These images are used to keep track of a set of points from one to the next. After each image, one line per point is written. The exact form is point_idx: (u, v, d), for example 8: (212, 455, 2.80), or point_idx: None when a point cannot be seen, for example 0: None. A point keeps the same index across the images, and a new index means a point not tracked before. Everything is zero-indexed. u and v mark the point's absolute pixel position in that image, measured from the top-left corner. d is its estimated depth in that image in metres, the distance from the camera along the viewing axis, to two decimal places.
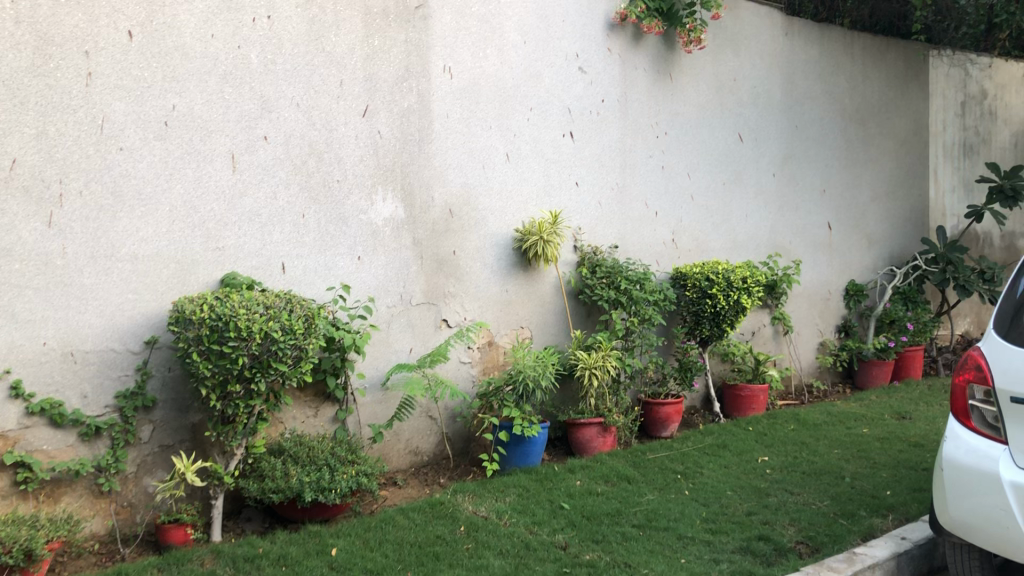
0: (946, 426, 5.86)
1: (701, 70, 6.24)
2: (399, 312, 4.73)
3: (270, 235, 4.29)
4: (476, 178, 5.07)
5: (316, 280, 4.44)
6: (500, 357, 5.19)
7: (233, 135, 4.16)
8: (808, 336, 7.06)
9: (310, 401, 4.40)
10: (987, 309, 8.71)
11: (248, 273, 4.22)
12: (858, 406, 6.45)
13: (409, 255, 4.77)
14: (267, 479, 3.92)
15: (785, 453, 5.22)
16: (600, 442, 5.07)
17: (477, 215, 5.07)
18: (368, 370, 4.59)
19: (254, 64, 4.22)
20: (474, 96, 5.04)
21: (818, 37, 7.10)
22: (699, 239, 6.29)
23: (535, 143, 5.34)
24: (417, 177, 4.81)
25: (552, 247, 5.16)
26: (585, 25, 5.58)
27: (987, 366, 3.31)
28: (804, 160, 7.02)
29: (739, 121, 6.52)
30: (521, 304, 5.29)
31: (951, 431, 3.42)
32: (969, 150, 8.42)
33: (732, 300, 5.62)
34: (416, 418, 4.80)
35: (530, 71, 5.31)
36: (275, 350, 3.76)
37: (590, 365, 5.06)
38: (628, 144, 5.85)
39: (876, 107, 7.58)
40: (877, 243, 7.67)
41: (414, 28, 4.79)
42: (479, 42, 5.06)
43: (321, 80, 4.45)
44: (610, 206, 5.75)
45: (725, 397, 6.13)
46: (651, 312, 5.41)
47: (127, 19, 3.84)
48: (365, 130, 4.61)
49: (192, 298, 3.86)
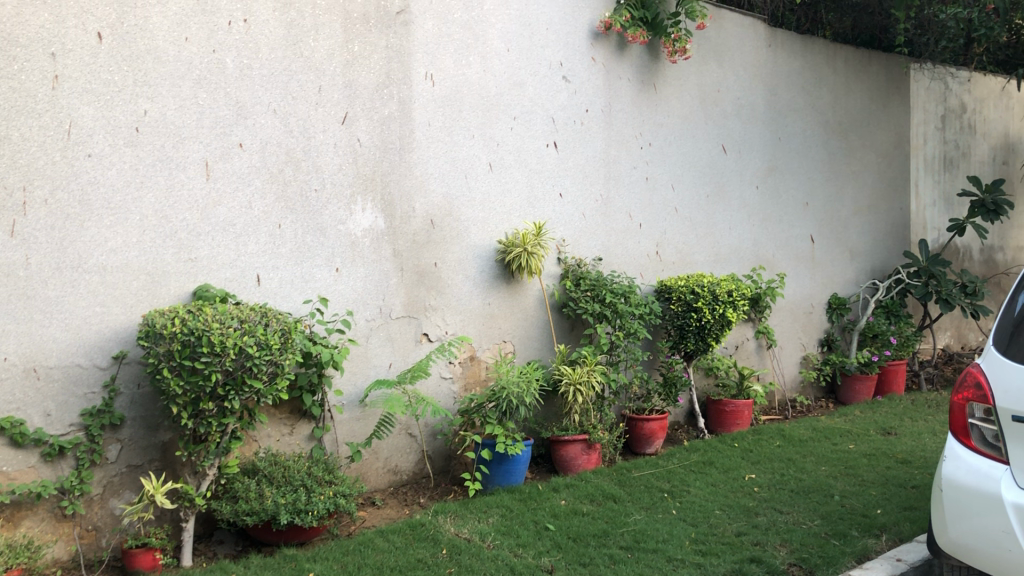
0: (932, 442, 5.79)
1: (685, 80, 6.16)
2: (379, 326, 4.58)
3: (245, 246, 4.13)
4: (458, 188, 4.94)
5: (293, 292, 4.29)
6: (482, 372, 5.06)
7: (206, 143, 4.01)
8: (791, 350, 6.98)
9: (286, 418, 4.24)
10: (968, 324, 8.68)
11: (222, 285, 4.06)
12: (843, 421, 6.37)
13: (389, 267, 4.63)
14: (241, 501, 3.76)
15: (773, 470, 5.11)
16: (585, 460, 4.94)
17: (459, 226, 4.94)
18: (345, 387, 4.43)
19: (230, 69, 4.07)
20: (457, 104, 4.92)
21: (802, 48, 7.05)
22: (683, 252, 6.20)
23: (518, 153, 5.22)
24: (397, 187, 4.68)
25: (536, 259, 5.04)
26: (569, 34, 5.48)
27: (987, 384, 3.22)
28: (788, 172, 6.95)
29: (723, 132, 6.45)
30: (503, 317, 5.15)
31: (949, 450, 3.33)
32: (949, 164, 8.41)
33: (718, 313, 5.54)
34: (395, 436, 4.64)
35: (514, 79, 5.19)
36: (250, 366, 3.61)
37: (575, 381, 4.95)
38: (612, 155, 5.74)
39: (859, 119, 7.54)
40: (860, 256, 7.61)
41: (395, 34, 4.66)
42: (461, 49, 4.94)
43: (299, 85, 4.31)
44: (594, 218, 5.64)
45: (710, 413, 6.03)
46: (636, 326, 5.31)
47: (97, 20, 3.68)
48: (345, 137, 4.47)
49: (163, 311, 3.69)
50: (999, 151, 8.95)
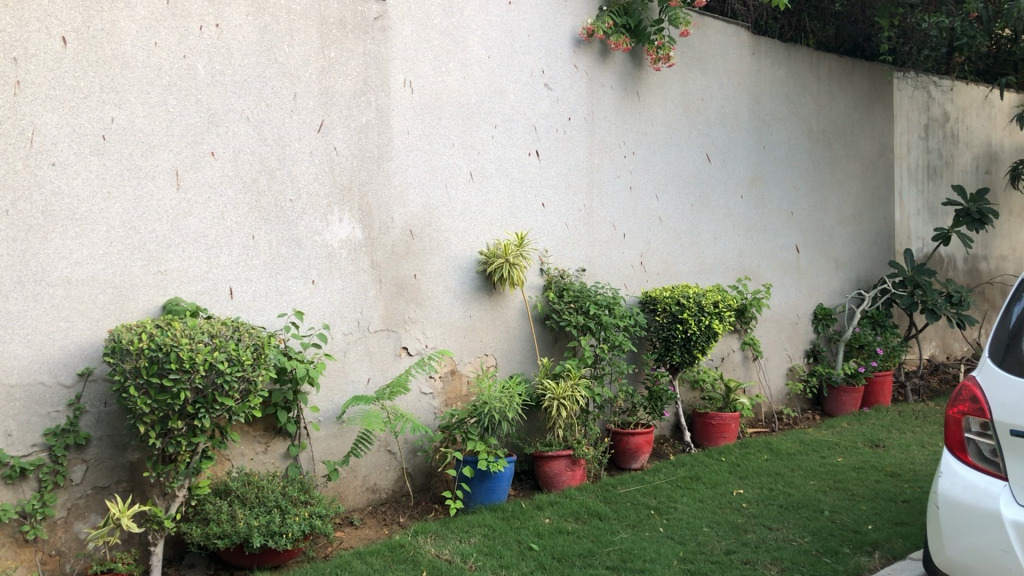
0: (921, 454, 5.70)
1: (669, 89, 6.08)
2: (356, 340, 4.45)
3: (216, 258, 3.99)
4: (439, 198, 4.82)
5: (267, 305, 4.15)
6: (463, 387, 4.92)
7: (177, 151, 3.87)
8: (777, 362, 6.89)
9: (260, 436, 4.09)
10: (953, 334, 8.63)
11: (193, 298, 3.91)
12: (830, 433, 6.28)
13: (367, 278, 4.50)
14: (212, 523, 3.61)
15: (761, 485, 5.00)
16: (569, 476, 4.81)
17: (439, 237, 4.81)
18: (322, 403, 4.29)
19: (201, 75, 3.94)
20: (437, 112, 4.80)
21: (786, 56, 6.99)
22: (668, 263, 6.10)
23: (499, 162, 5.10)
24: (375, 197, 4.55)
25: (518, 270, 4.92)
26: (551, 41, 5.38)
27: (983, 397, 3.13)
28: (773, 181, 6.88)
29: (707, 141, 6.36)
30: (484, 330, 5.02)
31: (946, 465, 3.23)
32: (933, 173, 8.38)
33: (704, 325, 5.44)
34: (374, 453, 4.50)
35: (494, 87, 5.09)
36: (221, 382, 3.47)
37: (559, 395, 4.82)
38: (595, 164, 5.64)
39: (843, 128, 7.48)
40: (845, 266, 7.54)
41: (373, 40, 4.54)
42: (441, 55, 4.82)
43: (274, 92, 4.18)
44: (578, 228, 5.53)
45: (696, 426, 5.92)
46: (621, 338, 5.20)
47: (61, 24, 3.54)
48: (321, 146, 4.34)
49: (130, 326, 3.54)
50: (982, 161, 8.92)
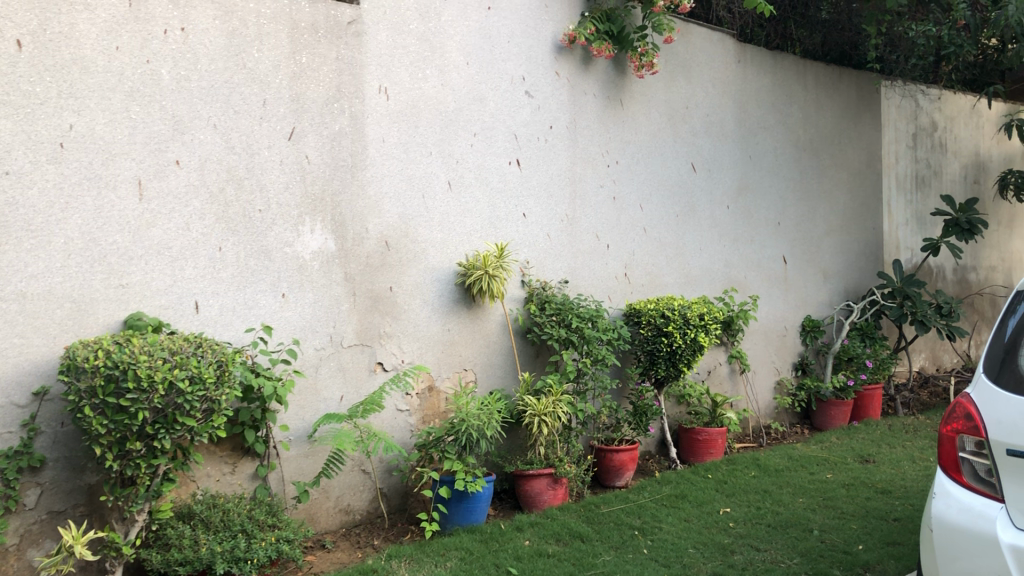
0: (912, 470, 5.57)
1: (653, 96, 5.96)
2: (328, 355, 4.29)
3: (181, 270, 3.83)
4: (416, 209, 4.67)
5: (234, 320, 3.98)
6: (442, 404, 4.76)
7: (140, 159, 3.71)
8: (764, 375, 6.76)
9: (227, 456, 3.93)
10: (942, 345, 8.52)
11: (156, 313, 3.75)
12: (819, 448, 6.14)
13: (339, 291, 4.35)
14: (174, 549, 3.46)
15: (748, 503, 4.86)
16: (551, 495, 4.66)
17: (416, 248, 4.66)
18: (292, 421, 4.13)
19: (166, 81, 3.79)
20: (413, 119, 4.65)
21: (772, 64, 6.88)
22: (653, 274, 5.96)
23: (478, 171, 4.96)
24: (349, 208, 4.40)
25: (498, 282, 4.77)
26: (531, 47, 5.25)
27: (978, 414, 3.00)
28: (759, 191, 6.76)
29: (692, 150, 6.24)
30: (463, 344, 4.87)
31: (940, 487, 3.08)
32: (921, 183, 8.28)
33: (689, 338, 5.29)
34: (347, 474, 4.34)
35: (473, 94, 4.95)
36: (181, 402, 3.31)
37: (541, 412, 4.67)
38: (578, 173, 5.51)
39: (830, 137, 7.37)
40: (833, 277, 7.42)
41: (347, 45, 4.40)
42: (418, 61, 4.68)
43: (242, 99, 4.02)
44: (560, 239, 5.39)
45: (682, 442, 5.77)
46: (604, 352, 5.04)
47: (15, 27, 3.38)
48: (292, 154, 4.19)
49: (87, 342, 3.37)
50: (970, 170, 8.84)
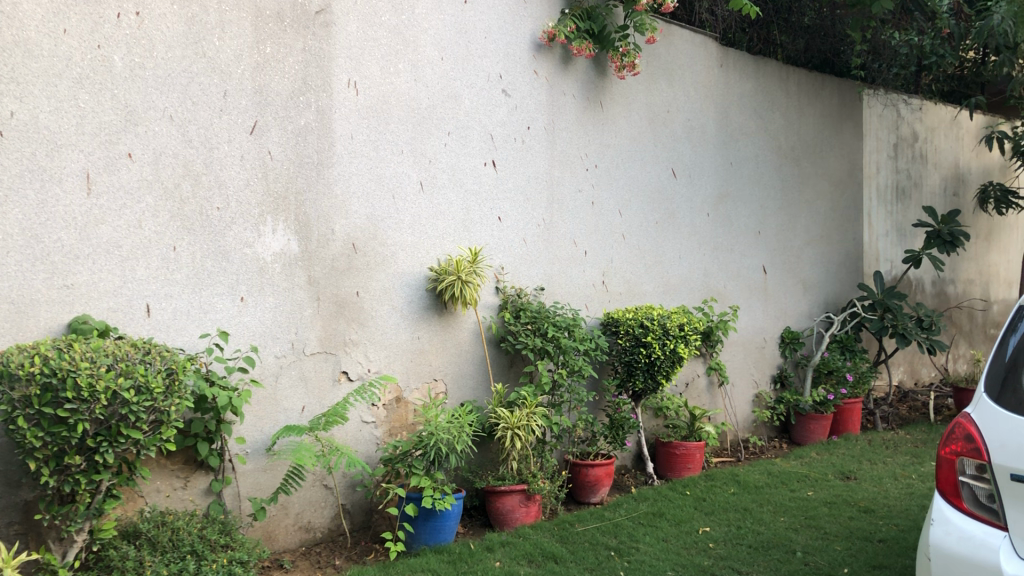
0: (896, 489, 5.41)
1: (634, 99, 5.78)
2: (290, 363, 4.06)
3: (132, 271, 3.57)
4: (385, 210, 4.44)
5: (189, 324, 3.73)
6: (409, 416, 4.53)
7: (88, 151, 3.45)
8: (743, 387, 6.58)
9: (179, 470, 3.67)
10: (921, 358, 8.39)
11: (103, 316, 3.49)
12: (799, 464, 5.96)
13: (302, 296, 4.11)
14: (116, 572, 3.20)
15: (728, 522, 4.66)
16: (523, 513, 4.44)
17: (385, 251, 4.43)
18: (249, 433, 3.88)
19: (118, 68, 3.53)
20: (383, 116, 4.43)
21: (754, 69, 6.71)
22: (631, 283, 5.77)
23: (452, 172, 4.74)
24: (313, 207, 4.16)
25: (471, 289, 4.55)
26: (509, 45, 5.04)
27: (980, 436, 2.82)
28: (740, 199, 6.59)
29: (673, 156, 6.06)
30: (434, 353, 4.64)
31: (938, 512, 2.89)
32: (901, 195, 8.17)
33: (669, 349, 5.10)
34: (308, 489, 4.10)
35: (448, 91, 4.73)
36: (126, 413, 3.05)
37: (513, 425, 4.46)
38: (556, 177, 5.30)
39: (812, 145, 7.22)
40: (813, 288, 7.27)
41: (314, 35, 4.16)
42: (390, 55, 4.46)
43: (201, 89, 3.78)
44: (536, 245, 5.18)
45: (659, 456, 5.57)
46: (580, 363, 4.84)
47: None
48: (253, 150, 3.95)
49: (23, 346, 3.09)
50: (950, 182, 8.74)
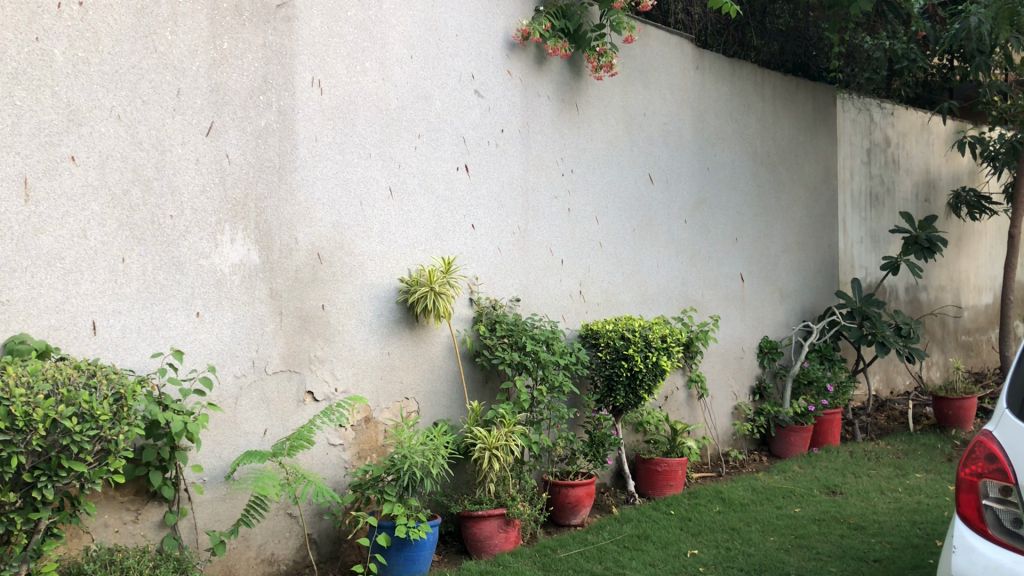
0: (884, 504, 5.23)
1: (609, 101, 5.56)
2: (250, 384, 3.76)
3: (76, 285, 3.25)
4: (352, 217, 4.16)
5: (140, 342, 3.42)
6: (379, 437, 4.24)
7: (26, 155, 3.13)
8: (722, 399, 6.38)
9: (129, 503, 3.34)
10: (896, 366, 8.27)
11: (43, 335, 3.16)
12: (782, 479, 5.77)
13: (264, 310, 3.82)
14: None
15: (716, 544, 4.44)
16: (502, 539, 4.17)
17: (352, 261, 4.15)
18: (206, 460, 3.57)
19: (59, 63, 3.21)
20: (350, 117, 4.15)
21: (730, 72, 6.54)
22: (609, 293, 5.55)
23: (423, 177, 4.48)
24: (275, 214, 3.87)
25: (445, 301, 4.29)
26: (481, 43, 4.79)
27: (1003, 455, 2.61)
28: (716, 206, 6.40)
29: (649, 160, 5.85)
30: (405, 370, 4.36)
31: (958, 537, 2.68)
32: (875, 201, 8.06)
33: (651, 362, 4.88)
34: (271, 518, 3.80)
35: (417, 91, 4.46)
36: (67, 444, 2.75)
37: (492, 445, 4.19)
38: (531, 181, 5.06)
39: (787, 151, 7.06)
40: (790, 296, 7.10)
41: (275, 30, 3.88)
42: (356, 53, 4.19)
43: (152, 87, 3.47)
44: (511, 253, 4.93)
45: (639, 473, 5.34)
46: (560, 379, 4.61)
47: None
48: (209, 152, 3.65)
49: None
50: (922, 188, 8.65)
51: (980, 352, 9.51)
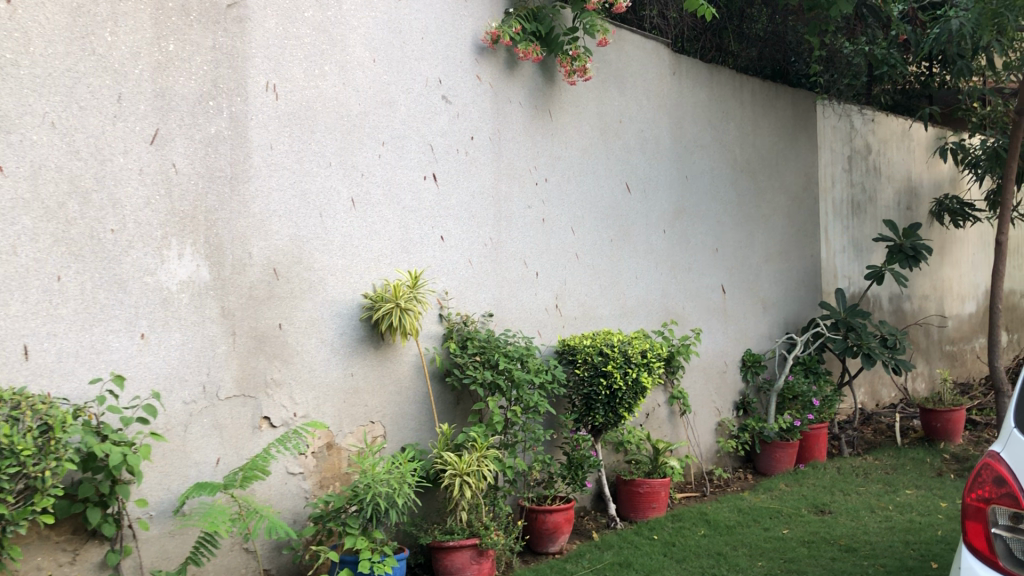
0: (876, 523, 5.01)
1: (584, 108, 5.35)
2: (200, 411, 3.49)
3: (4, 307, 2.98)
4: (312, 229, 3.91)
5: (78, 367, 3.15)
6: (343, 464, 3.99)
7: None
8: (705, 415, 6.16)
9: (67, 542, 3.07)
10: (881, 378, 8.10)
11: None
12: (769, 498, 5.54)
13: (215, 330, 3.56)
14: None
15: (701, 571, 4.20)
16: (475, 571, 3.93)
17: (312, 277, 3.90)
18: (152, 494, 3.31)
19: None
20: (309, 123, 3.91)
21: (707, 77, 6.35)
22: (587, 306, 5.33)
23: (387, 186, 4.24)
24: (227, 228, 3.62)
25: (411, 318, 4.04)
26: (449, 46, 4.57)
27: (1013, 478, 2.39)
28: (696, 215, 6.20)
29: (626, 169, 5.65)
30: (370, 392, 4.11)
31: (966, 568, 2.47)
32: (856, 209, 7.90)
33: (631, 379, 4.66)
34: (225, 554, 3.53)
35: (381, 96, 4.23)
36: None
37: (463, 471, 3.94)
38: (503, 191, 4.83)
39: (767, 158, 6.88)
40: (773, 307, 6.90)
41: (226, 32, 3.64)
42: (315, 56, 3.95)
43: (90, 92, 3.21)
44: (483, 265, 4.70)
45: (621, 495, 5.10)
46: (536, 399, 4.38)
47: None
48: (154, 162, 3.40)
49: None
50: (903, 195, 8.50)
51: (965, 361, 9.36)
